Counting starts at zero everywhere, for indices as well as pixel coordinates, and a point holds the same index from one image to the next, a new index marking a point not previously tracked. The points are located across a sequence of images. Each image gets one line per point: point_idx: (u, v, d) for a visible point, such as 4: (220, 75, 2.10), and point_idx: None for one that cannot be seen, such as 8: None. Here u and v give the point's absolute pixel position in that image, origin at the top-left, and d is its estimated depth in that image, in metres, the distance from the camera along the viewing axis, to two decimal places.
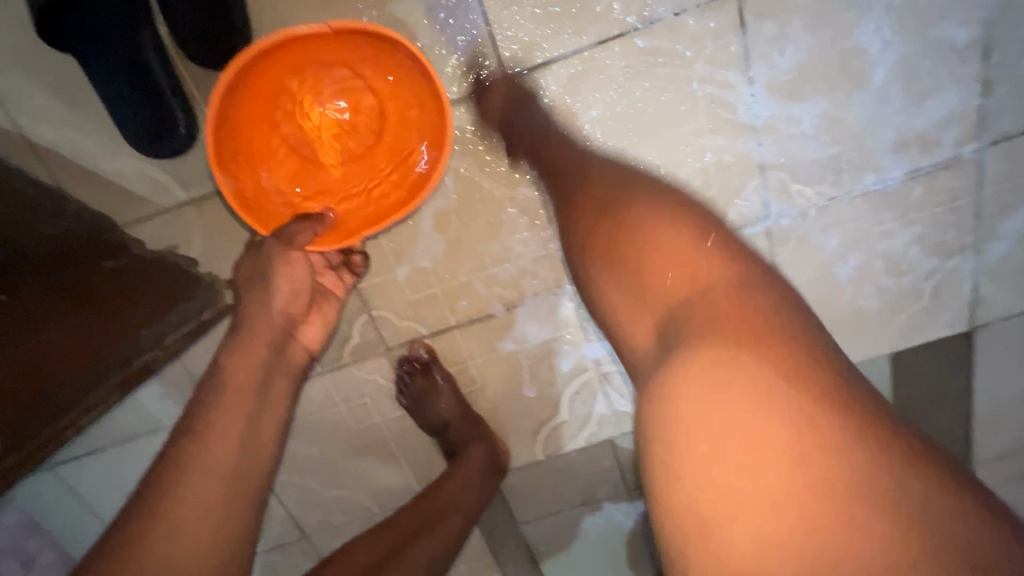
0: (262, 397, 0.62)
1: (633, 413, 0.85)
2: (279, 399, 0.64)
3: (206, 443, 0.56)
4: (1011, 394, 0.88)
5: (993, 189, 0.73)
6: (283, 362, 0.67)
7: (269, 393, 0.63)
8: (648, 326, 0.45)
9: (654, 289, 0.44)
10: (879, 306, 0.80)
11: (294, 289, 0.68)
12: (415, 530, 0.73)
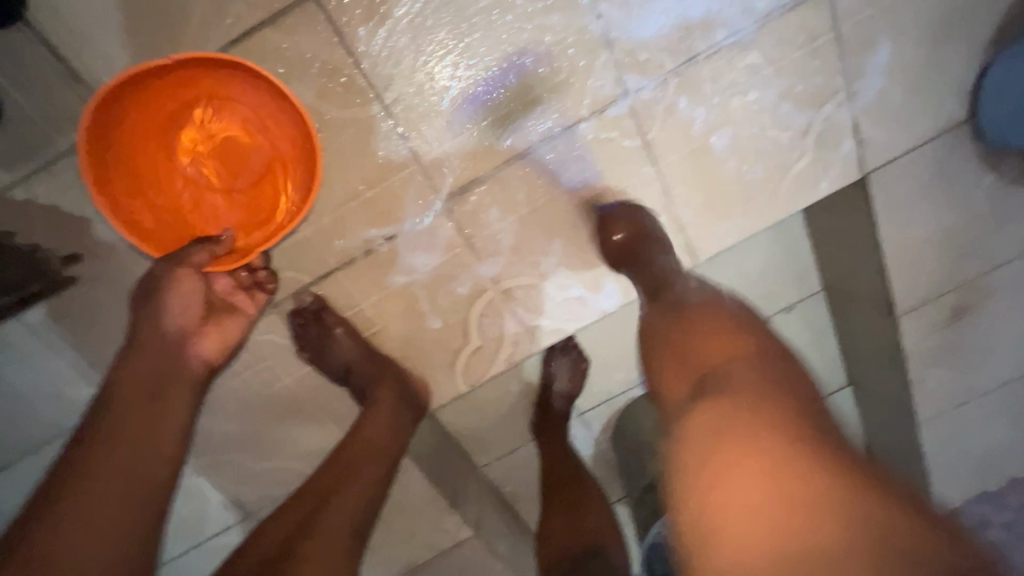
0: (160, 400, 0.60)
1: (545, 326, 0.85)
2: (181, 400, 0.62)
3: (101, 448, 0.55)
4: (921, 236, 0.87)
5: (850, 22, 0.72)
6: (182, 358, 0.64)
7: (171, 397, 0.61)
8: (682, 390, 0.56)
9: (692, 367, 0.57)
10: (766, 170, 0.79)
11: (196, 306, 0.66)
12: (331, 488, 0.68)
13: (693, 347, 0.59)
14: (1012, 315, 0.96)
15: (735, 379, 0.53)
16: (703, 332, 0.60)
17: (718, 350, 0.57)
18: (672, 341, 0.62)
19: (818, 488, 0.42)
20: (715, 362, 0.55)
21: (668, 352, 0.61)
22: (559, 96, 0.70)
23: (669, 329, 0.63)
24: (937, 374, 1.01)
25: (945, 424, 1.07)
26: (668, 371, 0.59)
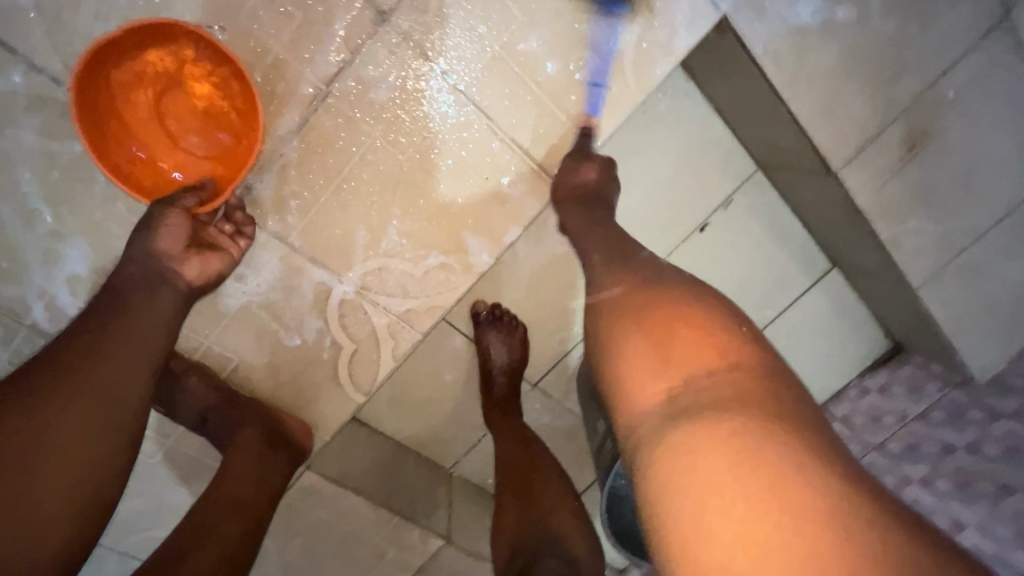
0: (116, 339, 0.51)
1: (418, 306, 0.74)
2: (146, 338, 0.53)
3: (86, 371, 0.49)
4: (831, 64, 0.70)
5: None
6: (151, 299, 0.55)
7: (135, 338, 0.52)
8: (655, 392, 0.43)
9: (667, 360, 0.44)
10: (600, 54, 0.65)
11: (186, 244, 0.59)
12: (179, 556, 0.60)
13: (654, 338, 0.45)
14: (979, 127, 0.78)
15: (685, 369, 0.42)
16: (644, 312, 0.48)
17: (668, 331, 0.45)
18: (627, 329, 0.48)
19: (822, 512, 0.32)
20: (680, 349, 0.44)
21: (616, 345, 0.48)
22: (312, 42, 0.60)
23: (612, 316, 0.50)
24: (918, 226, 0.83)
25: (955, 278, 0.88)
26: (633, 378, 0.45)
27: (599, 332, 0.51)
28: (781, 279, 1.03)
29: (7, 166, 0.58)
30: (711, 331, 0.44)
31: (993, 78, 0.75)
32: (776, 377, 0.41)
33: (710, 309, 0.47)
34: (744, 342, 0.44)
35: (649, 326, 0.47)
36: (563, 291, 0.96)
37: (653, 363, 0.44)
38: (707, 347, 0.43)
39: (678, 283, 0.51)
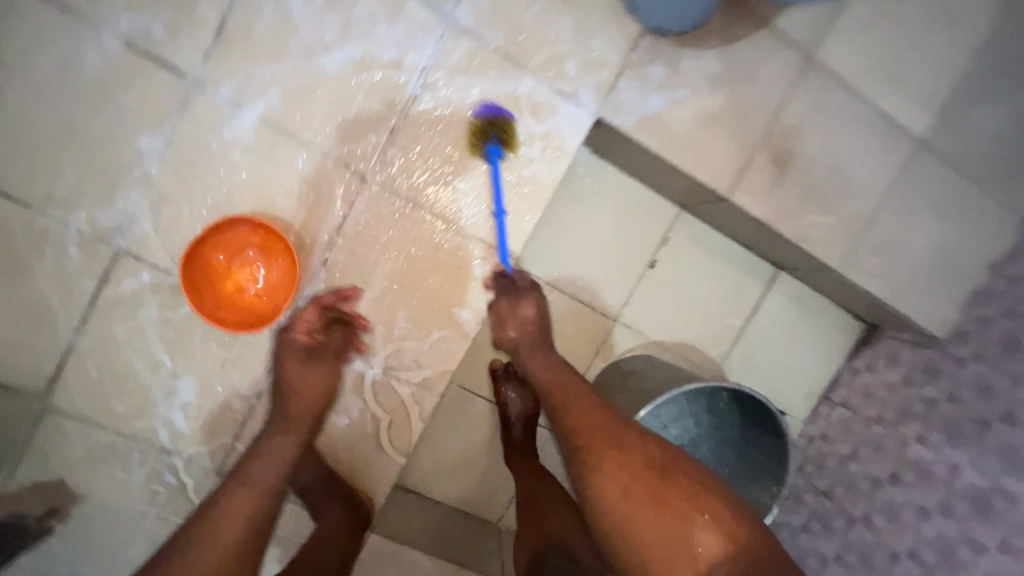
0: (243, 486, 0.77)
1: (433, 373, 0.95)
2: (263, 482, 0.78)
3: (229, 510, 0.74)
4: (689, 126, 0.95)
5: (495, 30, 0.88)
6: (259, 460, 0.81)
7: (255, 490, 0.77)
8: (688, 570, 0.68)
9: (688, 541, 0.69)
10: (518, 164, 0.92)
11: (321, 382, 0.87)
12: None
13: (674, 519, 0.70)
14: (828, 137, 0.99)
15: (674, 535, 0.70)
16: (638, 486, 0.74)
17: (655, 501, 0.72)
18: (653, 512, 0.71)
19: None
20: (668, 513, 0.71)
21: (617, 516, 0.73)
22: (323, 208, 0.88)
23: (608, 488, 0.75)
24: (816, 220, 1.02)
25: (871, 254, 1.04)
26: (660, 554, 0.69)
27: (624, 502, 0.73)
28: (740, 291, 1.20)
29: (139, 332, 0.86)
30: (717, 517, 0.71)
31: (823, 101, 0.98)
32: (755, 540, 0.70)
33: (705, 489, 0.74)
34: (705, 494, 0.73)
35: (669, 511, 0.71)
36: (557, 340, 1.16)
37: (650, 533, 0.71)
38: (685, 512, 0.71)
39: (672, 458, 0.77)
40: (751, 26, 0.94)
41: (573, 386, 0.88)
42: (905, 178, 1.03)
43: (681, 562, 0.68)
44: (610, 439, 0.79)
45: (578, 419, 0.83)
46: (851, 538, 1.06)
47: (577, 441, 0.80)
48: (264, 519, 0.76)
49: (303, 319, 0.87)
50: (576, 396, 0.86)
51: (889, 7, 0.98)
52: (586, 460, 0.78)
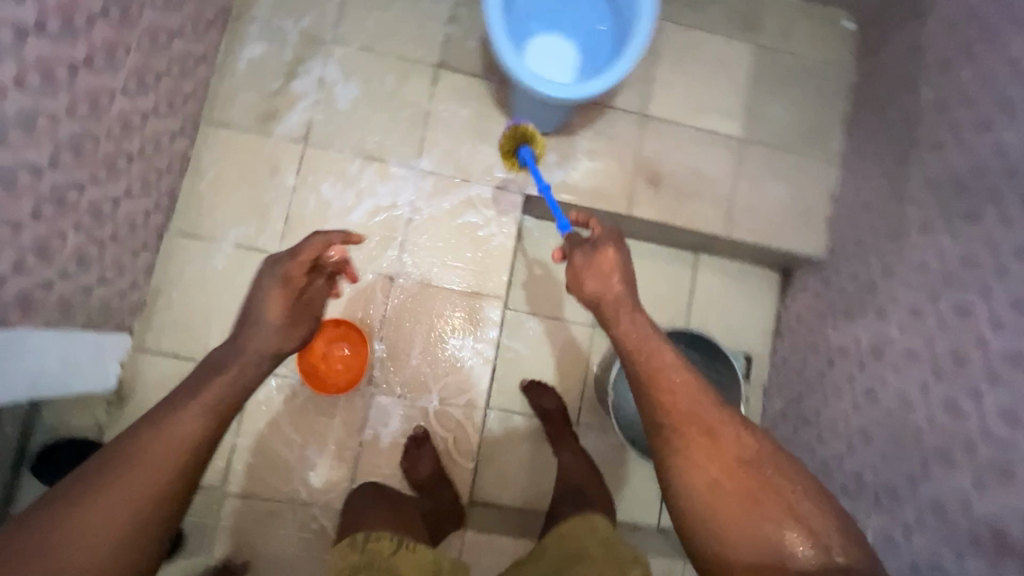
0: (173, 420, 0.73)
1: (471, 395, 1.35)
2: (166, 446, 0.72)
3: (160, 438, 0.72)
4: (583, 180, 1.44)
5: (444, 164, 1.39)
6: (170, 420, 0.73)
7: (209, 406, 0.76)
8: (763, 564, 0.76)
9: (769, 535, 0.78)
10: (485, 237, 1.39)
11: (288, 339, 0.88)
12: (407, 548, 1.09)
13: (755, 510, 0.80)
14: (678, 158, 1.48)
15: (758, 525, 0.78)
16: (721, 473, 0.83)
17: (739, 492, 0.81)
18: (737, 503, 0.81)
19: None
20: (750, 501, 0.80)
21: (699, 494, 0.83)
22: (369, 304, 1.33)
23: (697, 475, 0.84)
24: (693, 210, 1.47)
25: (741, 219, 1.48)
26: (738, 538, 0.79)
27: (709, 494, 0.82)
28: (678, 275, 1.61)
29: (273, 422, 1.27)
30: (807, 525, 0.78)
31: (666, 136, 1.48)
32: (843, 547, 0.76)
33: (801, 494, 0.81)
34: (790, 497, 0.80)
35: (751, 506, 0.80)
36: (558, 353, 1.55)
37: (734, 518, 0.80)
38: (770, 504, 0.80)
39: (771, 462, 0.84)
40: (601, 109, 1.46)
41: (672, 369, 0.91)
42: (742, 164, 1.49)
43: (763, 550, 0.77)
44: (709, 438, 0.86)
45: (676, 413, 0.88)
46: (820, 421, 1.35)
47: (674, 421, 0.87)
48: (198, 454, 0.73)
49: (307, 256, 0.88)
50: (671, 367, 0.91)
51: (685, 66, 1.50)
52: (678, 440, 0.86)
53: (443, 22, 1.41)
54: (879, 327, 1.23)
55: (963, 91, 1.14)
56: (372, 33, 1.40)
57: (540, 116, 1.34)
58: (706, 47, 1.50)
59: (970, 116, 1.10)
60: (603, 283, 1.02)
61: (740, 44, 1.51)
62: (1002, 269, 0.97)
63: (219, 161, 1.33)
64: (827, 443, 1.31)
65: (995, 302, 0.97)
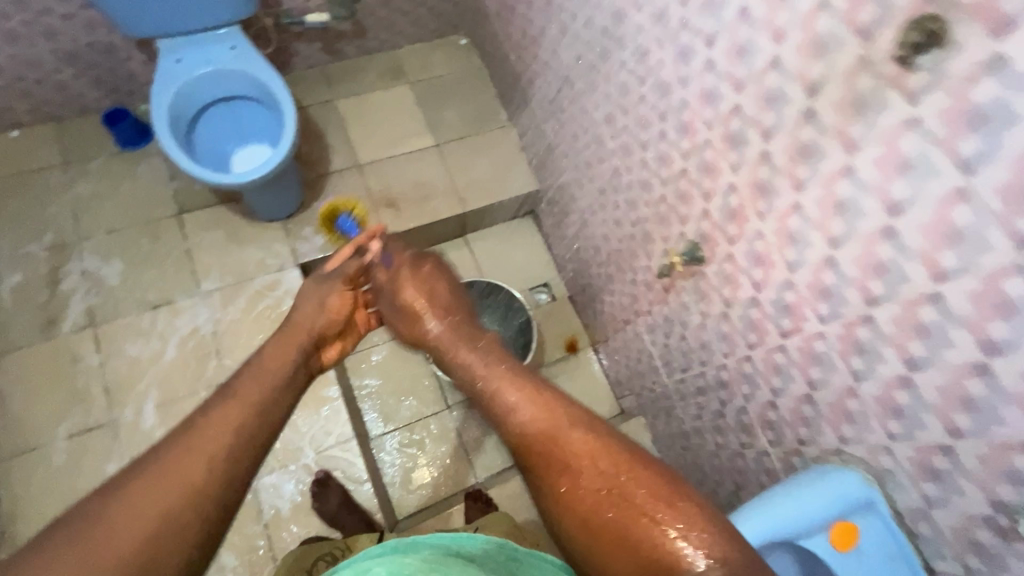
0: (238, 400, 0.70)
1: (338, 431, 1.54)
2: (206, 452, 0.64)
3: (206, 431, 0.66)
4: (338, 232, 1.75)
5: (221, 277, 1.64)
6: (209, 416, 0.68)
7: (250, 404, 0.71)
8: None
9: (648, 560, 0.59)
10: (283, 309, 1.62)
11: (321, 303, 0.96)
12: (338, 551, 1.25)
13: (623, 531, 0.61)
14: (400, 181, 1.86)
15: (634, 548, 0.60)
16: (582, 493, 0.65)
17: (611, 508, 0.62)
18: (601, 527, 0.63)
19: None
20: (623, 522, 0.61)
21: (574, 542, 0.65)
22: None
23: (562, 499, 0.66)
24: (432, 207, 1.84)
25: (470, 194, 1.87)
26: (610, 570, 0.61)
27: (574, 520, 0.65)
28: (460, 257, 1.94)
29: None
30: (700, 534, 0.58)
31: (383, 171, 1.86)
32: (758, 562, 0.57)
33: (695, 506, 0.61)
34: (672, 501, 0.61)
35: (622, 525, 0.61)
36: (403, 366, 1.79)
37: (614, 547, 0.61)
38: (640, 517, 0.61)
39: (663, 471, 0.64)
40: (324, 179, 1.82)
41: (515, 386, 0.75)
42: (448, 160, 1.90)
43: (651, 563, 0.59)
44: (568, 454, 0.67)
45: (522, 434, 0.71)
46: (595, 292, 1.72)
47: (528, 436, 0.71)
48: (242, 464, 0.66)
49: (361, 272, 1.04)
50: (508, 380, 0.76)
51: (369, 118, 1.91)
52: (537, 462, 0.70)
53: (165, 182, 1.71)
54: (576, 208, 1.64)
55: (520, 44, 1.64)
56: (111, 218, 1.65)
57: (279, 200, 1.65)
58: (376, 100, 1.94)
59: (530, 53, 1.60)
60: (426, 313, 0.98)
61: (399, 87, 1.97)
62: (584, 128, 1.42)
63: (23, 381, 1.46)
64: (604, 301, 1.66)
65: (593, 148, 1.41)
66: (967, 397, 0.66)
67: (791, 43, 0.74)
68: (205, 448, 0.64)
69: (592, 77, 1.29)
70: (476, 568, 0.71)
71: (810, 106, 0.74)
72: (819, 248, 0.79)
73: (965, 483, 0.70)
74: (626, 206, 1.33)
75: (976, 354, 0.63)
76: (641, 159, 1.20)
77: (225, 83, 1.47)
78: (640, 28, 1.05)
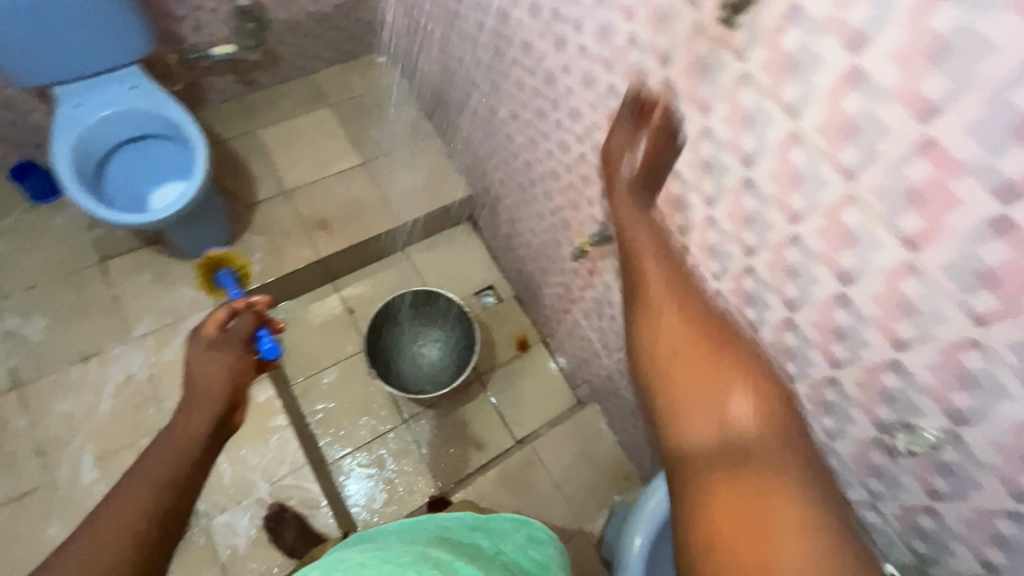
0: (143, 483, 0.73)
1: (289, 459, 1.52)
2: (115, 532, 0.69)
3: (117, 510, 0.70)
4: (271, 261, 1.74)
5: (153, 319, 1.60)
6: (113, 504, 0.71)
7: (165, 480, 0.74)
8: None
9: None
10: None
11: (225, 367, 0.89)
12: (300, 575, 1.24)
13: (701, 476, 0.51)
14: (329, 201, 1.85)
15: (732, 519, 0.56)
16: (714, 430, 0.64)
17: None
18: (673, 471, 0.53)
19: None
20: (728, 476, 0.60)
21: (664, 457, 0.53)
22: None
23: (687, 408, 0.67)
24: (365, 223, 1.83)
25: (401, 205, 1.86)
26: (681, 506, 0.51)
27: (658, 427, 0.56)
28: (402, 270, 1.92)
29: None
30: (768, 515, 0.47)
31: (312, 194, 1.85)
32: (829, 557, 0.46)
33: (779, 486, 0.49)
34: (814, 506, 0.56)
35: None
36: (354, 386, 1.77)
37: None
38: None
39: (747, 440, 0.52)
40: (252, 210, 1.80)
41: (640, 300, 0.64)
42: (377, 175, 1.91)
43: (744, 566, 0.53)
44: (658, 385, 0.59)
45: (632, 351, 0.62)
46: (534, 287, 1.74)
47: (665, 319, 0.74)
48: (158, 532, 0.70)
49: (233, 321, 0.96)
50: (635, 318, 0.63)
51: (292, 144, 1.91)
52: (667, 348, 0.72)
53: (85, 231, 1.67)
54: (503, 206, 1.67)
55: (428, 55, 1.67)
56: (30, 274, 1.60)
57: (204, 235, 1.63)
58: (298, 125, 1.94)
59: (437, 63, 1.63)
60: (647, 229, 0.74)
61: (319, 109, 1.97)
62: (495, 126, 1.45)
63: None
64: (544, 293, 1.68)
65: (506, 144, 1.43)
66: (838, 328, 0.69)
67: (641, 19, 0.78)
68: (116, 531, 0.69)
69: (492, 77, 1.32)
70: (444, 547, 0.75)
71: (666, 75, 0.77)
72: (700, 209, 0.83)
73: (853, 411, 0.73)
74: (544, 198, 1.36)
75: (836, 285, 0.66)
76: (546, 149, 1.23)
77: (130, 122, 1.45)
78: (521, 23, 1.09)
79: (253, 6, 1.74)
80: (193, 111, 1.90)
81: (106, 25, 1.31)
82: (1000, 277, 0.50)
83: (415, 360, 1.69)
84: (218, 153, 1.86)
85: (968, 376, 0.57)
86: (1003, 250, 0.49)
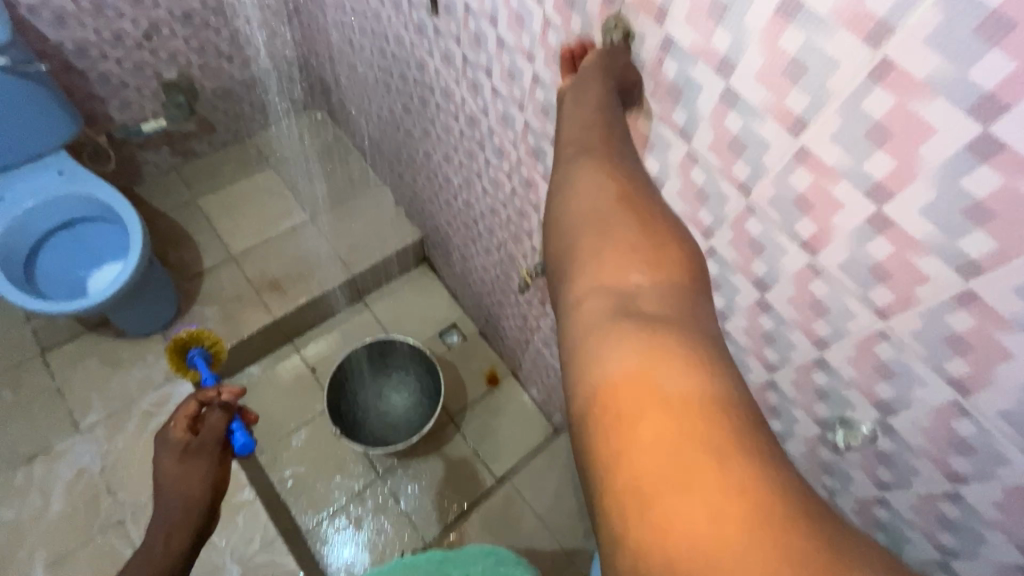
0: None
1: (261, 534, 1.47)
2: None
3: None
4: (223, 330, 1.70)
5: (101, 407, 1.53)
6: None
7: None
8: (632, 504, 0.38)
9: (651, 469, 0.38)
10: None
11: (200, 478, 0.89)
12: None
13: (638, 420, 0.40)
14: (279, 262, 1.82)
15: (702, 487, 0.36)
16: (665, 358, 0.42)
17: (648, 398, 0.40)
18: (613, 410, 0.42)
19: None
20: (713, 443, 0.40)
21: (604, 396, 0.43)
22: (117, 556, 1.35)
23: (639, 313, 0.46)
24: (317, 279, 1.80)
25: (353, 256, 1.84)
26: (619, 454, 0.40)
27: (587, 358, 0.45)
28: (363, 321, 1.89)
29: None
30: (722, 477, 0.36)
31: (261, 256, 1.83)
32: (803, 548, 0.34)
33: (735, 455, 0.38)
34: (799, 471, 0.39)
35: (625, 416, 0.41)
36: (323, 446, 1.71)
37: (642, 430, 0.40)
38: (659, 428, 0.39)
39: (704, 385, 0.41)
40: (200, 279, 1.77)
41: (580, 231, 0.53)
42: (325, 229, 1.89)
43: (700, 532, 0.35)
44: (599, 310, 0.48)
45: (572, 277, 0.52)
46: (495, 321, 1.74)
47: (584, 212, 0.54)
48: None
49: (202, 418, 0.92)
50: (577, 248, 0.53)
51: (235, 208, 1.90)
52: (594, 246, 0.52)
53: (23, 324, 1.61)
54: (453, 245, 1.68)
55: (361, 108, 1.69)
56: None
57: (150, 313, 1.58)
58: (242, 189, 1.93)
59: (370, 116, 1.65)
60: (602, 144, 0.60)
61: (262, 171, 1.98)
62: (432, 170, 1.46)
63: None
64: (505, 326, 1.68)
65: (445, 186, 1.45)
66: (767, 333, 0.71)
67: (540, 59, 0.81)
68: None
69: (421, 124, 1.34)
70: None
71: None
72: None
73: (796, 412, 0.74)
74: (488, 234, 1.37)
75: (754, 291, 0.68)
76: (482, 186, 1.24)
77: (59, 210, 1.42)
78: (437, 71, 1.11)
79: (182, 80, 1.75)
80: (131, 188, 1.87)
81: (19, 117, 1.28)
82: (890, 271, 0.52)
83: (380, 413, 1.65)
84: (159, 227, 1.83)
85: (885, 366, 0.59)
86: (886, 245, 0.51)
